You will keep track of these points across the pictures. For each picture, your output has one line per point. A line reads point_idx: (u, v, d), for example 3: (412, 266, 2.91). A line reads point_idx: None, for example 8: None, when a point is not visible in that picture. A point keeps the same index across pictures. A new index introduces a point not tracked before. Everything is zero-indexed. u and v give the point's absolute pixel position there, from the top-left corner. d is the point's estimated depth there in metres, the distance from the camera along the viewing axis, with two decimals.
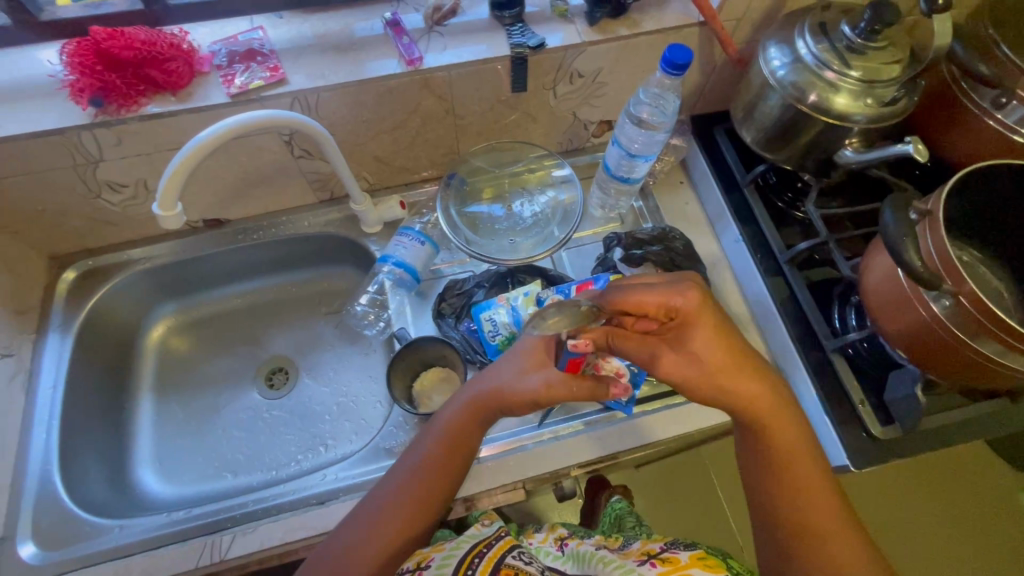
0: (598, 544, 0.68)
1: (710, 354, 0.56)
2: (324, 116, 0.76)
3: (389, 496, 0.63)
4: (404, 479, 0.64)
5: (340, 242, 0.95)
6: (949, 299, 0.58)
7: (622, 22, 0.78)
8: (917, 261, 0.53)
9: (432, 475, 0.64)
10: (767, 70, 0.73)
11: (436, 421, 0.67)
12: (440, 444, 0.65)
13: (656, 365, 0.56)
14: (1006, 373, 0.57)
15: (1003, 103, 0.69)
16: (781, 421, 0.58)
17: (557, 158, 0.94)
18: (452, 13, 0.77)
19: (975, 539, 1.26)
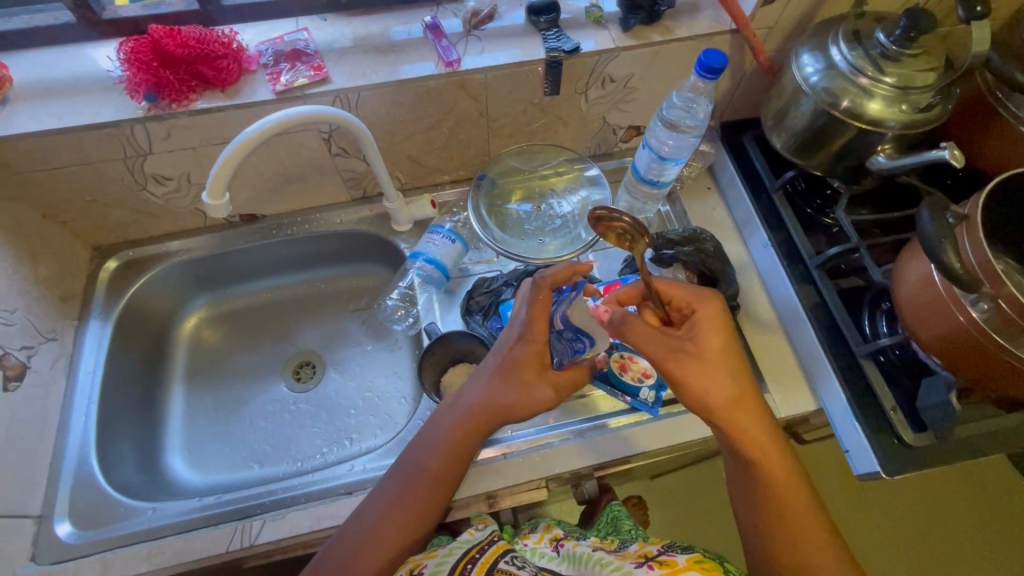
0: (595, 546, 0.66)
1: (717, 360, 0.59)
2: (363, 115, 0.78)
3: (390, 499, 0.65)
4: (403, 480, 0.66)
5: (370, 239, 0.97)
6: (988, 303, 0.57)
7: (656, 29, 0.80)
8: (956, 262, 0.53)
9: (435, 473, 0.66)
10: (800, 76, 0.74)
11: (429, 432, 0.68)
12: (436, 455, 0.66)
13: (671, 363, 0.59)
14: None
15: None
16: (765, 436, 0.59)
17: (586, 161, 0.95)
18: (489, 18, 0.79)
19: (997, 559, 1.23)
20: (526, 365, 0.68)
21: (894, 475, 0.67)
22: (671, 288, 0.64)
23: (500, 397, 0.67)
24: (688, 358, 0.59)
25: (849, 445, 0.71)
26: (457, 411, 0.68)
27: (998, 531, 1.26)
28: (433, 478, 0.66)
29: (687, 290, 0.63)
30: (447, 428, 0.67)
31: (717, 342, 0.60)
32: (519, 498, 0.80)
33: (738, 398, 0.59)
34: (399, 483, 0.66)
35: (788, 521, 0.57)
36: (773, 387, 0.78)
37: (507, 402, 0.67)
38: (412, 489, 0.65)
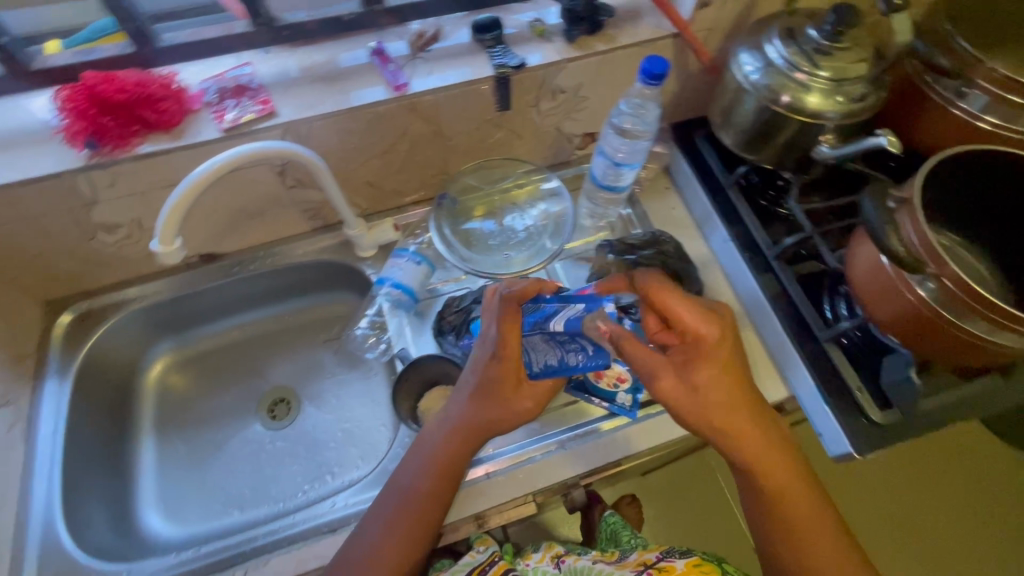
0: (594, 557, 0.67)
1: (707, 380, 0.57)
2: (314, 145, 0.77)
3: (383, 522, 0.65)
4: (397, 502, 0.66)
5: (336, 268, 0.96)
6: (933, 282, 0.59)
7: (599, 38, 0.81)
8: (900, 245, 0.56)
9: (423, 497, 0.66)
10: (741, 75, 0.76)
11: (420, 448, 0.69)
12: (429, 473, 0.67)
13: (655, 385, 0.58)
14: (992, 348, 0.60)
15: (965, 92, 0.73)
16: (757, 445, 0.59)
17: (545, 171, 0.96)
18: (434, 39, 0.79)
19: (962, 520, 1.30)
20: (503, 382, 0.67)
21: (867, 454, 0.69)
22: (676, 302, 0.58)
23: (480, 415, 0.67)
24: (676, 380, 0.58)
25: (822, 429, 0.73)
26: (447, 426, 0.68)
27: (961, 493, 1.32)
28: (423, 506, 0.66)
29: (694, 307, 0.58)
30: (430, 455, 0.68)
31: (709, 361, 0.57)
32: (511, 512, 0.80)
33: (727, 420, 0.58)
34: (389, 512, 0.66)
35: (782, 517, 0.60)
36: None
37: (489, 423, 0.67)
38: (404, 519, 0.65)
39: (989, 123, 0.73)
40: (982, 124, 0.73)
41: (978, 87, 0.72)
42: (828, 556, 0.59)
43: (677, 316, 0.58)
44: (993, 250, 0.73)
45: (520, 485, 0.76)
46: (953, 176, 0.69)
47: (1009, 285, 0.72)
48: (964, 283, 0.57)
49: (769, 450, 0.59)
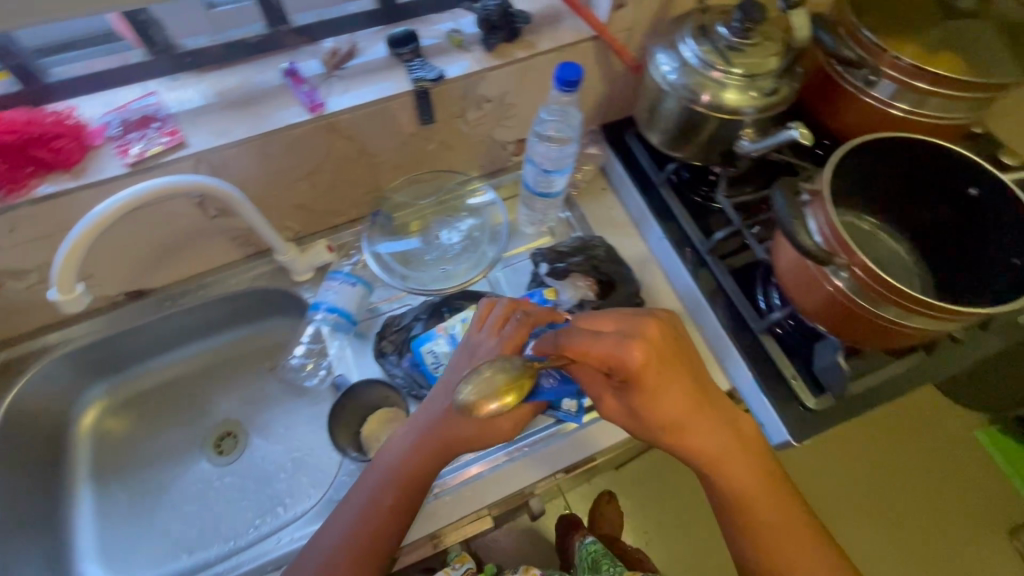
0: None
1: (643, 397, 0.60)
2: (231, 173, 0.75)
3: (337, 541, 0.65)
4: (350, 518, 0.66)
5: (274, 294, 0.93)
6: (846, 272, 0.61)
7: (518, 45, 0.80)
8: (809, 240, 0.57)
9: (378, 517, 0.65)
10: (659, 75, 0.76)
11: (377, 466, 0.69)
12: (387, 488, 0.66)
13: (600, 405, 0.64)
14: (907, 331, 0.62)
15: (873, 80, 0.76)
16: (704, 439, 0.62)
17: (477, 182, 0.95)
18: (350, 56, 0.77)
19: (889, 490, 1.43)
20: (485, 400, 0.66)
21: (805, 440, 0.70)
22: (580, 344, 0.58)
23: (454, 432, 0.66)
24: (615, 401, 0.63)
25: (763, 419, 0.74)
26: (409, 442, 0.68)
27: (883, 465, 1.45)
28: (380, 525, 0.65)
29: (605, 342, 0.58)
30: (395, 470, 0.67)
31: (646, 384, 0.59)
32: (467, 529, 0.79)
33: (674, 425, 0.61)
34: (344, 530, 0.65)
35: (740, 501, 0.64)
36: None
37: (463, 440, 0.66)
38: (358, 539, 0.64)
39: (900, 110, 0.77)
40: (894, 110, 0.77)
41: (884, 75, 0.75)
42: (783, 528, 0.63)
43: (587, 354, 0.58)
44: (913, 229, 0.75)
45: (472, 501, 0.75)
46: (865, 163, 0.70)
47: (930, 261, 0.74)
48: (872, 269, 0.58)
49: (709, 450, 0.63)
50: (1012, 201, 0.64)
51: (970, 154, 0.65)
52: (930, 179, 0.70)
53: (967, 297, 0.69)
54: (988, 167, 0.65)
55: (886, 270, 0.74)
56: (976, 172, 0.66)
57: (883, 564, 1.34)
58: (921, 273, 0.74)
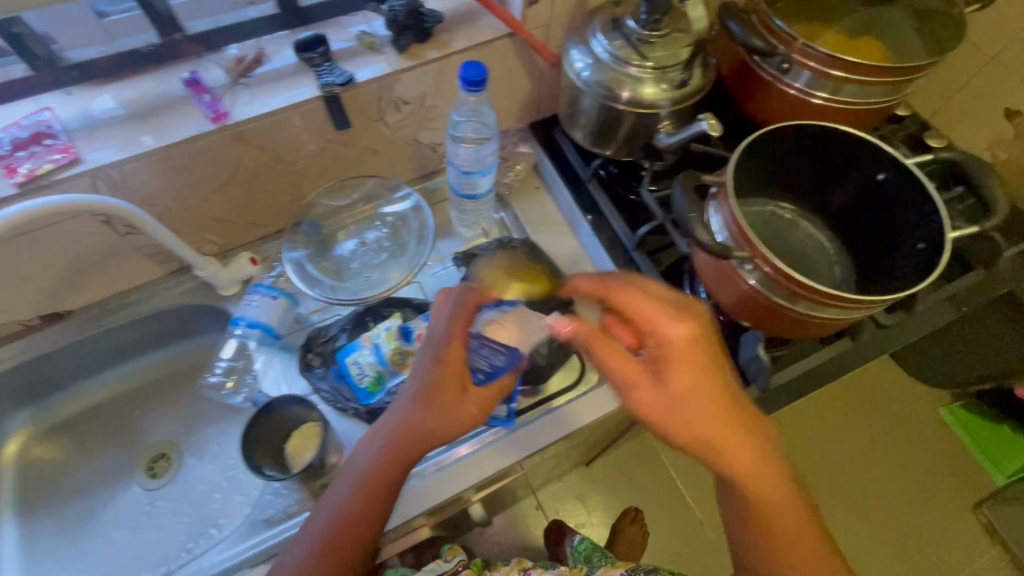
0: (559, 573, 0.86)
1: (676, 386, 0.54)
2: (136, 189, 0.72)
3: (311, 542, 0.60)
4: (325, 521, 0.60)
5: (201, 310, 0.91)
6: (751, 264, 0.60)
7: (431, 45, 0.78)
8: (706, 236, 0.56)
9: (346, 534, 0.60)
10: (573, 72, 0.75)
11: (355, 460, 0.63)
12: (362, 491, 0.60)
13: (625, 399, 0.55)
14: (820, 322, 0.62)
15: (786, 68, 0.76)
16: (737, 447, 0.54)
17: (402, 185, 0.93)
18: (256, 62, 0.75)
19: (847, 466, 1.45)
20: (448, 390, 0.61)
21: None
22: (634, 301, 0.57)
23: (425, 428, 0.60)
24: (649, 393, 0.55)
25: None
26: (389, 428, 0.62)
27: (837, 446, 1.47)
28: (349, 545, 0.59)
29: (659, 311, 0.55)
30: (361, 481, 0.61)
31: (685, 376, 0.54)
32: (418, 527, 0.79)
33: (712, 428, 0.54)
34: (308, 556, 0.59)
35: (770, 527, 0.55)
36: None
37: (434, 436, 0.60)
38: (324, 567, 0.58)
39: (819, 99, 0.77)
40: (813, 100, 0.77)
41: (795, 62, 0.74)
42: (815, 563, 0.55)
43: (642, 316, 0.56)
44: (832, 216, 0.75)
45: (399, 512, 0.74)
46: (773, 153, 0.70)
47: (851, 248, 0.73)
48: (772, 261, 0.57)
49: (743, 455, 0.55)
50: (917, 186, 0.64)
51: (875, 140, 0.64)
52: (839, 167, 0.70)
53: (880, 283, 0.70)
54: (893, 151, 0.65)
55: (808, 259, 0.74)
56: (882, 158, 0.66)
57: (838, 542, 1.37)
58: (841, 260, 0.73)
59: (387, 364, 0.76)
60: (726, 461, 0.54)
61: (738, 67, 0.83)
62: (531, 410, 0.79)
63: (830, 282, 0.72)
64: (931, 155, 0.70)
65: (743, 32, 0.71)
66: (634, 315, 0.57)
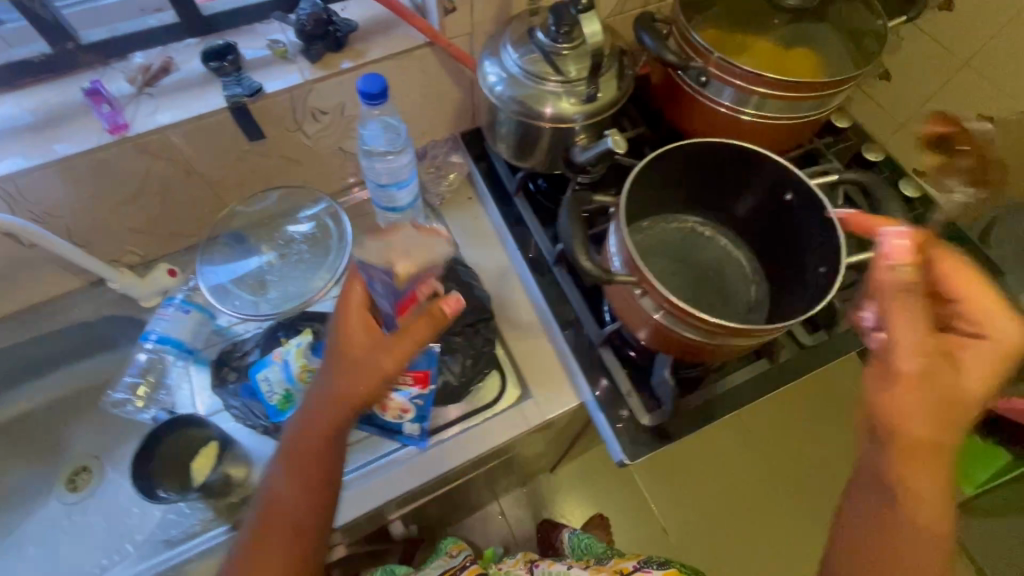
0: (569, 563, 0.94)
1: (974, 383, 0.48)
2: (37, 202, 0.71)
3: (274, 489, 0.58)
4: (283, 467, 0.59)
5: (120, 324, 0.88)
6: (643, 290, 0.59)
7: (346, 54, 0.76)
8: (588, 262, 0.55)
9: (290, 501, 0.58)
10: (487, 85, 0.72)
11: (306, 399, 0.61)
12: (312, 432, 0.59)
13: (891, 377, 0.47)
14: (719, 348, 0.61)
15: (704, 81, 0.74)
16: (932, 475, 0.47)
17: (320, 196, 0.88)
18: (163, 71, 0.73)
19: (808, 473, 1.41)
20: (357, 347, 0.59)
21: (636, 459, 0.69)
22: (960, 278, 0.50)
23: (344, 389, 0.59)
24: (908, 387, 0.47)
25: (605, 437, 0.73)
26: (329, 372, 0.60)
27: (805, 458, 1.43)
28: (290, 521, 0.57)
29: (996, 307, 0.50)
30: (289, 452, 0.59)
31: (977, 375, 0.48)
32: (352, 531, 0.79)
33: (939, 440, 0.47)
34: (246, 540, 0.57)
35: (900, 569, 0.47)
36: (534, 390, 0.79)
37: (359, 373, 0.59)
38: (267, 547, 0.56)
39: (749, 116, 0.76)
40: (744, 116, 0.76)
41: (712, 76, 0.73)
42: None
43: (974, 308, 0.50)
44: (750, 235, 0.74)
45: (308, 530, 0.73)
46: (685, 169, 0.69)
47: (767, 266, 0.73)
48: (656, 288, 0.56)
49: (927, 467, 0.47)
50: (819, 208, 0.62)
51: (780, 160, 0.63)
52: (751, 184, 0.69)
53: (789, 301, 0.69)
54: (798, 172, 0.63)
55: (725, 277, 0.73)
56: (789, 179, 0.64)
57: (801, 555, 1.33)
58: (758, 281, 0.73)
59: (296, 382, 0.74)
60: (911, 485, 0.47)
61: (666, 82, 0.82)
62: (457, 423, 0.78)
63: (744, 302, 0.71)
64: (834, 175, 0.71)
65: (658, 45, 0.68)
66: (962, 303, 0.51)
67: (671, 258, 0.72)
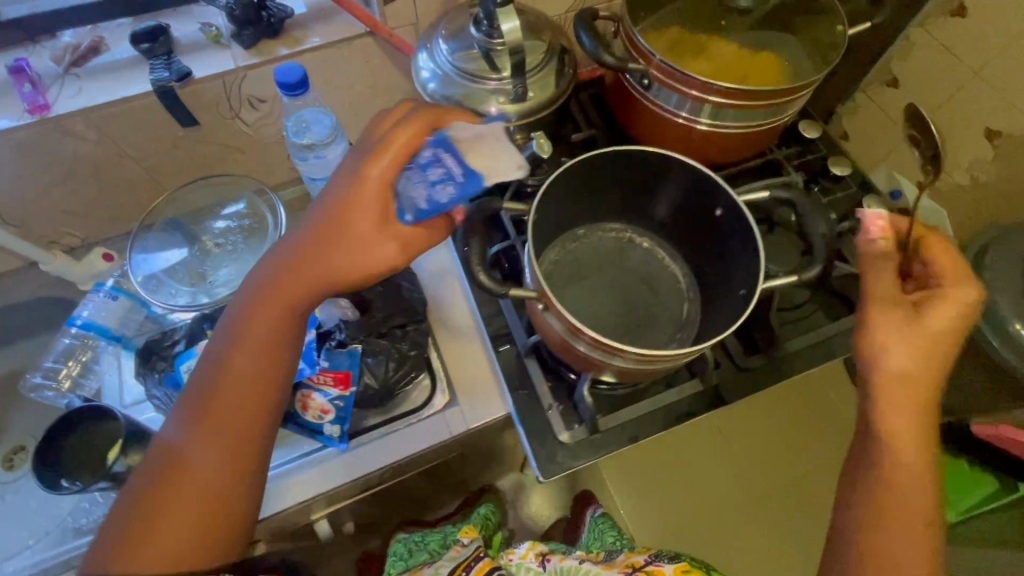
0: (579, 558, 0.88)
1: (936, 330, 0.52)
2: None
3: (185, 416, 0.57)
4: (196, 395, 0.57)
5: (51, 307, 0.85)
6: (543, 303, 0.58)
7: (283, 41, 0.74)
8: (487, 274, 0.56)
9: (204, 428, 0.56)
10: (419, 82, 0.68)
11: (221, 327, 0.59)
12: (228, 358, 0.57)
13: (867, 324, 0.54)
14: (638, 372, 0.60)
15: (647, 84, 0.71)
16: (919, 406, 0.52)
17: (268, 193, 0.84)
18: (92, 51, 0.71)
19: (780, 489, 1.36)
20: (294, 299, 0.57)
21: (551, 477, 0.67)
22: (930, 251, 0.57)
23: (270, 345, 0.57)
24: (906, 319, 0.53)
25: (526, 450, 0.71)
26: (248, 296, 0.58)
27: (779, 477, 1.37)
28: (198, 484, 0.54)
29: (956, 269, 0.55)
30: (199, 408, 0.56)
31: (942, 321, 0.52)
32: (274, 525, 0.77)
33: (904, 378, 0.52)
34: (138, 498, 0.54)
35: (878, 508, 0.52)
36: (461, 398, 0.77)
37: (280, 296, 0.57)
38: (169, 504, 0.53)
39: (704, 126, 0.72)
40: (698, 127, 0.73)
41: (654, 78, 0.70)
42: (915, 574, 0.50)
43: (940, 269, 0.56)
44: (687, 249, 0.73)
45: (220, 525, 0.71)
46: (616, 179, 0.69)
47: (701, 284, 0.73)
48: (555, 302, 0.56)
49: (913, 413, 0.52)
50: (747, 225, 0.61)
51: (708, 173, 0.61)
52: (688, 202, 0.68)
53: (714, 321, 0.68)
54: (730, 190, 0.62)
55: (658, 292, 0.73)
56: (718, 194, 0.63)
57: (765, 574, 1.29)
58: (691, 299, 0.73)
59: None
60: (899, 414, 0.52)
61: (620, 89, 0.78)
62: (383, 425, 0.76)
63: (673, 320, 0.71)
64: (771, 192, 0.69)
65: (595, 45, 0.65)
66: (935, 267, 0.56)
67: (602, 273, 0.73)
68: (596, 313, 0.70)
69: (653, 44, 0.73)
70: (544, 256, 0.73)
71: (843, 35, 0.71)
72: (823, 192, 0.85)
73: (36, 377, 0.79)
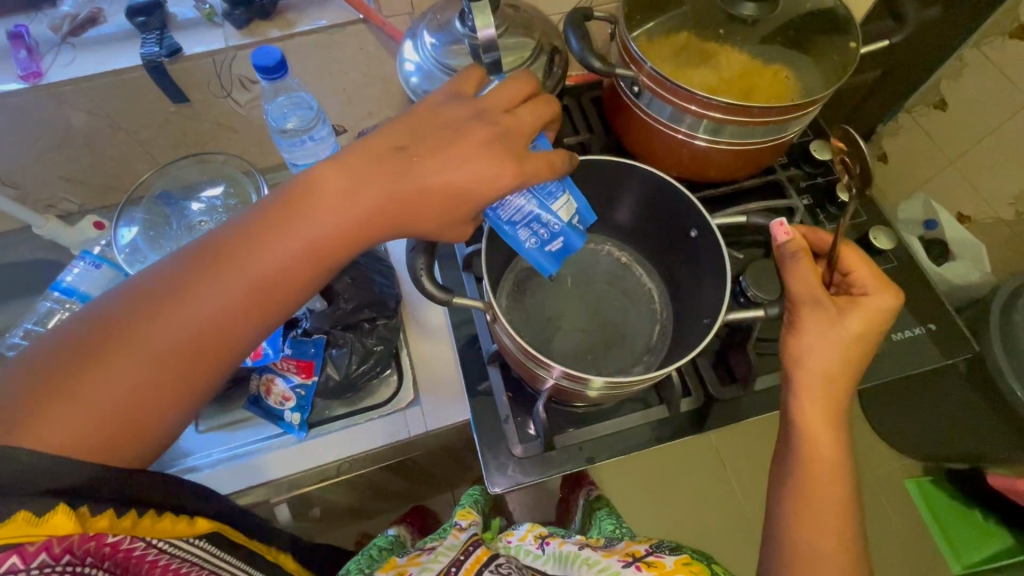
0: (580, 543, 0.73)
1: (848, 335, 0.50)
2: None
3: (132, 307, 0.43)
4: (156, 287, 0.43)
5: (44, 268, 0.88)
6: (490, 314, 0.57)
7: (275, 23, 0.73)
8: (432, 282, 0.55)
9: (149, 339, 0.42)
10: (403, 74, 0.67)
11: (226, 223, 0.46)
12: (213, 259, 0.44)
13: (792, 330, 0.53)
14: (581, 394, 0.59)
15: (637, 91, 0.69)
16: (833, 416, 0.51)
17: (254, 172, 0.84)
18: (89, 24, 0.72)
19: None
20: (336, 228, 0.46)
21: (496, 491, 0.66)
22: (851, 257, 0.54)
23: (271, 271, 0.45)
24: (821, 321, 0.51)
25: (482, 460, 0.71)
26: (271, 201, 0.46)
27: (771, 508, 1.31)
28: (114, 400, 0.41)
29: (874, 274, 0.52)
30: (158, 301, 0.43)
31: (857, 326, 0.50)
32: None
33: (823, 380, 0.50)
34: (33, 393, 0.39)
35: (807, 534, 0.49)
36: (424, 399, 0.75)
37: (305, 213, 0.45)
38: (83, 407, 0.40)
39: (700, 142, 0.69)
40: (696, 143, 0.69)
41: (643, 86, 0.67)
42: None
43: (858, 273, 0.53)
44: (664, 268, 0.71)
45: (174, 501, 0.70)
46: (593, 190, 0.66)
47: (675, 307, 0.71)
48: (502, 318, 0.56)
49: (832, 422, 0.50)
50: (715, 246, 0.60)
51: (680, 188, 0.60)
52: (669, 218, 0.65)
53: (683, 345, 0.65)
54: (706, 211, 0.60)
55: (631, 310, 0.71)
56: (693, 214, 0.61)
57: None
58: (663, 321, 0.71)
59: None
60: (812, 428, 0.50)
61: (614, 96, 0.76)
62: (347, 417, 0.75)
63: (643, 342, 0.69)
64: (749, 217, 0.66)
65: (582, 50, 0.64)
66: (854, 273, 0.53)
67: (572, 287, 0.71)
68: (562, 326, 0.67)
69: (653, 49, 0.69)
70: (517, 262, 0.71)
71: (856, 53, 0.67)
72: (828, 220, 0.80)
73: (17, 337, 0.81)
